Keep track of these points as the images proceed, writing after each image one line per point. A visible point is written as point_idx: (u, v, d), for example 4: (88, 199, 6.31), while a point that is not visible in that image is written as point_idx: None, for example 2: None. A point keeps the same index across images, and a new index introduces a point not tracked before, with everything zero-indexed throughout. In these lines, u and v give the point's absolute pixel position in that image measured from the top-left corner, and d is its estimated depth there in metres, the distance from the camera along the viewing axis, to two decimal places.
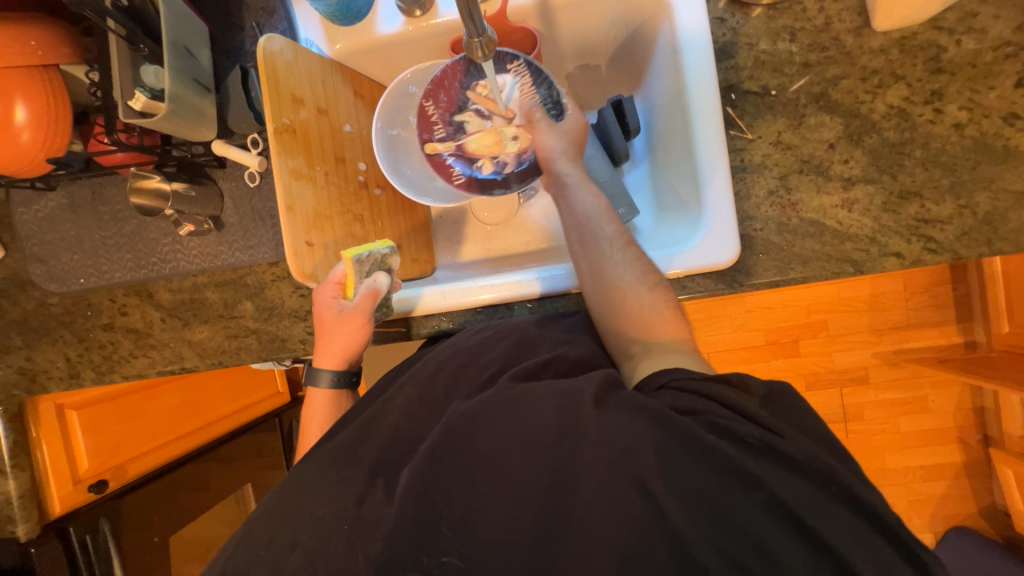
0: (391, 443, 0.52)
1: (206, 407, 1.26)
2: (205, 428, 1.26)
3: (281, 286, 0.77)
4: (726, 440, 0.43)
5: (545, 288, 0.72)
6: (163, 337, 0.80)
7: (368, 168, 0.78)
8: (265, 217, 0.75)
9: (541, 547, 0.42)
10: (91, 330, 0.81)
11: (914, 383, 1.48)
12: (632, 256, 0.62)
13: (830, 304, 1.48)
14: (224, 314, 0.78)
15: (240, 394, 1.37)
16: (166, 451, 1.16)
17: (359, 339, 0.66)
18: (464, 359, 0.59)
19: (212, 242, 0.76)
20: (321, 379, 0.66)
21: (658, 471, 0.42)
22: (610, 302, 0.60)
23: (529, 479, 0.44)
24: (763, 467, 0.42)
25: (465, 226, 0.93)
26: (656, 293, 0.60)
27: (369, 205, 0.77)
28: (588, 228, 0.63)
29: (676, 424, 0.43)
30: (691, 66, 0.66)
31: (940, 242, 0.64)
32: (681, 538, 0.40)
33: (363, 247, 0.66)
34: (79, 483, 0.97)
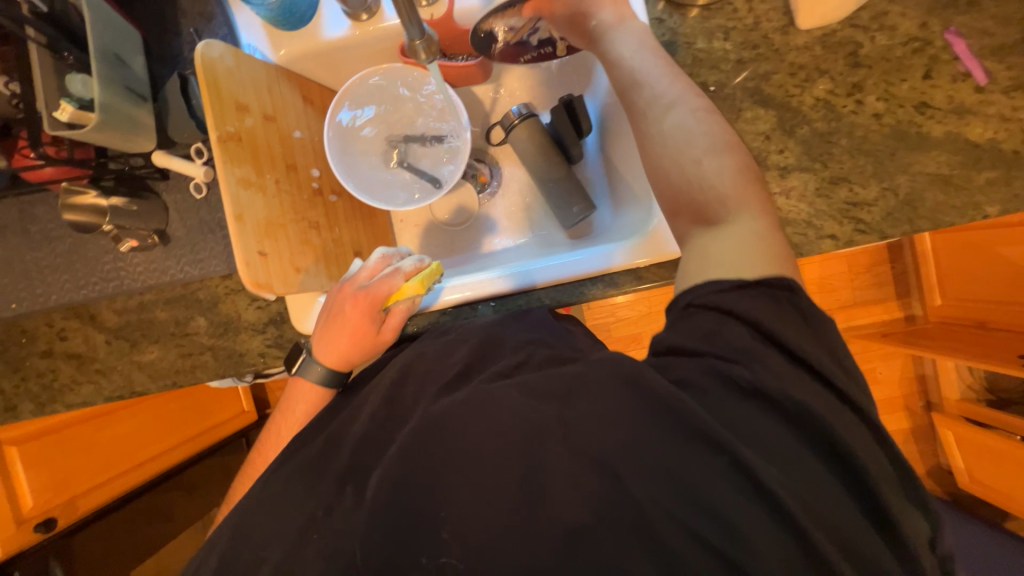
0: (357, 449, 0.52)
1: (167, 431, 1.19)
2: (167, 453, 1.19)
3: (236, 300, 0.74)
4: (711, 386, 0.42)
5: (509, 286, 0.74)
6: (109, 361, 0.76)
7: (322, 175, 0.76)
8: (215, 228, 0.72)
9: (498, 529, 0.42)
10: (27, 359, 0.76)
11: (862, 357, 1.59)
12: (695, 114, 0.53)
13: None
14: (176, 332, 0.75)
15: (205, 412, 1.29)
16: (118, 483, 1.08)
17: (374, 354, 0.66)
18: (429, 362, 0.59)
19: (158, 257, 0.72)
20: (310, 372, 0.64)
21: (618, 449, 0.42)
22: (671, 181, 0.53)
23: (489, 467, 0.44)
24: (750, 412, 0.41)
25: (425, 228, 0.92)
26: (722, 154, 0.51)
27: (325, 212, 0.75)
28: (635, 83, 0.58)
29: (647, 382, 0.43)
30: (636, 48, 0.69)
31: (869, 223, 0.69)
32: (639, 510, 0.40)
33: (431, 276, 0.65)
34: (24, 523, 0.91)
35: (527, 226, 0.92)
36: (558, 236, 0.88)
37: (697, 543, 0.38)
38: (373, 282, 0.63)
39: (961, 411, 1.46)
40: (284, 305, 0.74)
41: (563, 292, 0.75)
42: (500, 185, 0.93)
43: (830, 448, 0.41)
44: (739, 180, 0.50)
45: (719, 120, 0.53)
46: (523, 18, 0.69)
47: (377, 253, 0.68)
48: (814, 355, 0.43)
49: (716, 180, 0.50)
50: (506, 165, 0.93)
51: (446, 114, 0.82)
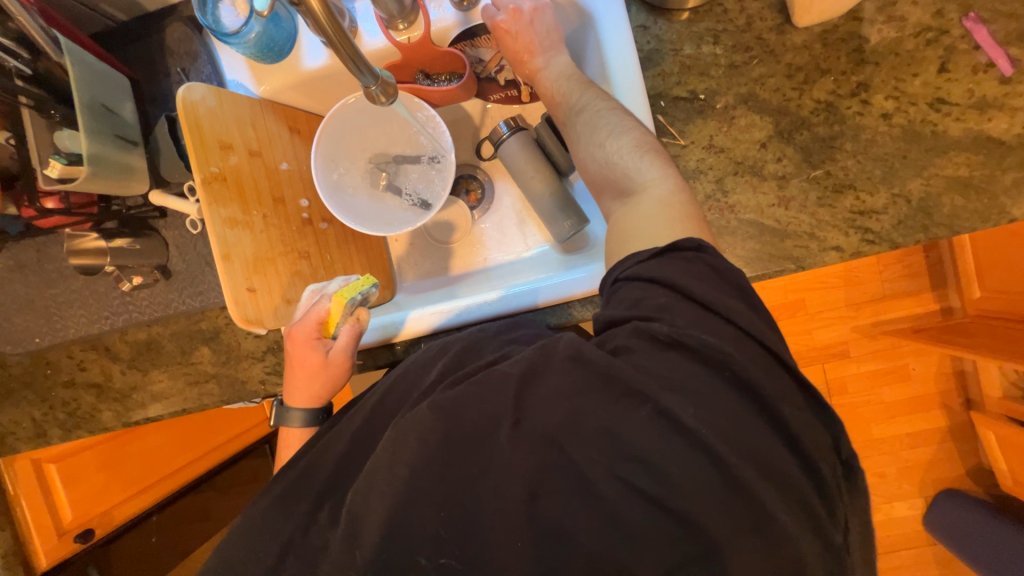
0: (334, 471, 0.54)
1: (192, 443, 1.22)
2: (192, 464, 1.23)
3: (235, 329, 0.77)
4: (637, 347, 0.44)
5: (503, 305, 0.74)
6: (126, 388, 0.80)
7: (311, 204, 0.77)
8: (211, 261, 0.74)
9: (472, 497, 0.43)
10: (53, 389, 0.81)
11: (894, 353, 1.50)
12: (598, 109, 0.62)
13: (806, 283, 1.50)
14: (183, 360, 0.79)
15: (223, 426, 1.29)
16: (149, 495, 1.16)
17: (343, 376, 0.68)
18: (407, 378, 0.58)
19: (162, 291, 0.75)
20: (292, 419, 0.68)
21: (563, 422, 0.43)
22: (589, 169, 0.62)
23: (444, 445, 0.45)
24: (680, 370, 0.43)
25: (421, 246, 0.93)
26: (620, 138, 0.59)
27: (316, 241, 0.77)
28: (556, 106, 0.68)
29: (594, 363, 0.44)
30: (607, 29, 0.67)
31: (878, 232, 0.65)
32: (581, 470, 0.41)
33: (353, 287, 0.67)
34: (65, 535, 1.00)
35: (520, 243, 0.91)
36: (551, 253, 0.86)
37: (659, 516, 0.40)
38: (305, 317, 0.66)
39: (1003, 411, 1.37)
40: (279, 334, 0.76)
41: (560, 314, 0.75)
42: (493, 200, 0.93)
43: (788, 479, 0.41)
44: (637, 153, 0.58)
45: (623, 111, 0.61)
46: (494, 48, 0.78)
47: (307, 289, 0.70)
48: (777, 389, 0.42)
49: (616, 155, 0.59)
50: (498, 180, 0.92)
51: (426, 132, 0.80)
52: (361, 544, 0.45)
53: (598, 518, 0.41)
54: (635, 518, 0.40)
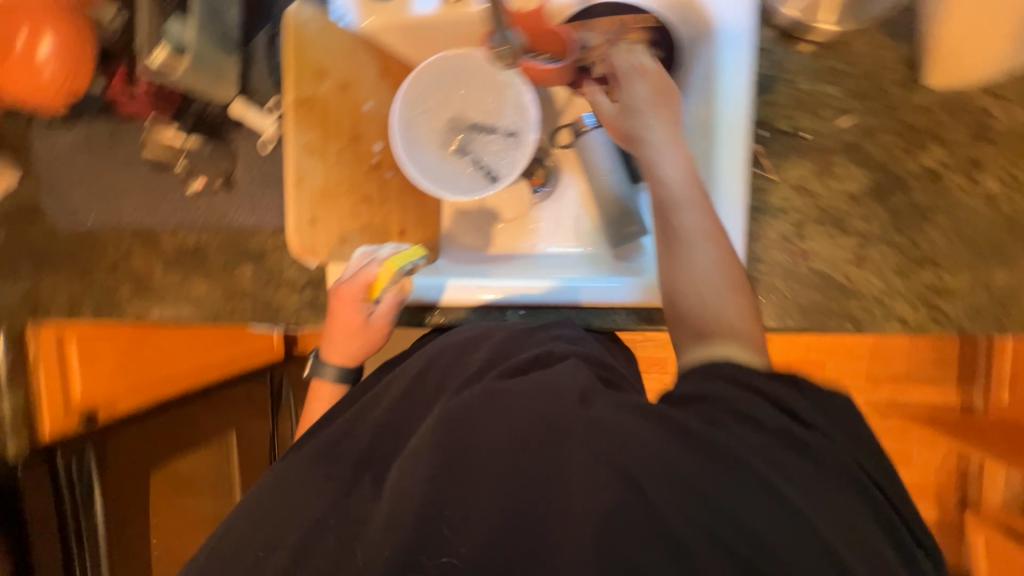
0: (373, 439, 0.52)
1: (208, 352, 1.23)
2: (205, 373, 1.24)
3: (282, 255, 0.77)
4: (705, 390, 0.41)
5: (548, 294, 0.73)
6: (163, 286, 0.81)
7: (383, 150, 0.77)
8: (274, 183, 0.75)
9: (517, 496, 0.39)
10: (94, 270, 0.83)
11: (900, 436, 1.47)
12: (714, 245, 0.52)
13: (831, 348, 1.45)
14: (224, 273, 0.79)
15: (237, 342, 1.31)
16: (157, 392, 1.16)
17: (379, 339, 0.71)
18: (454, 358, 0.57)
19: (220, 201, 0.77)
20: (325, 373, 0.72)
21: (640, 455, 0.37)
22: (682, 299, 0.51)
23: (500, 444, 0.42)
24: (774, 431, 0.37)
25: (474, 217, 0.92)
26: (732, 295, 0.49)
27: (379, 187, 0.76)
28: (661, 213, 0.55)
29: (669, 416, 0.39)
30: (727, 57, 0.64)
31: (948, 315, 0.63)
32: (660, 516, 0.36)
33: (405, 256, 0.68)
34: (70, 411, 1.01)
35: (573, 239, 0.90)
36: (602, 255, 0.85)
37: None
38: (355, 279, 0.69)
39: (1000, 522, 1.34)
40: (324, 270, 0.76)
41: (604, 317, 0.75)
42: (556, 188, 0.91)
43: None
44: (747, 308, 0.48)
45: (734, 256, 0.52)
46: None
47: (357, 249, 0.71)
48: None
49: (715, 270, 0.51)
50: (566, 170, 0.90)
51: (512, 102, 0.79)
52: (397, 530, 0.41)
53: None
54: None
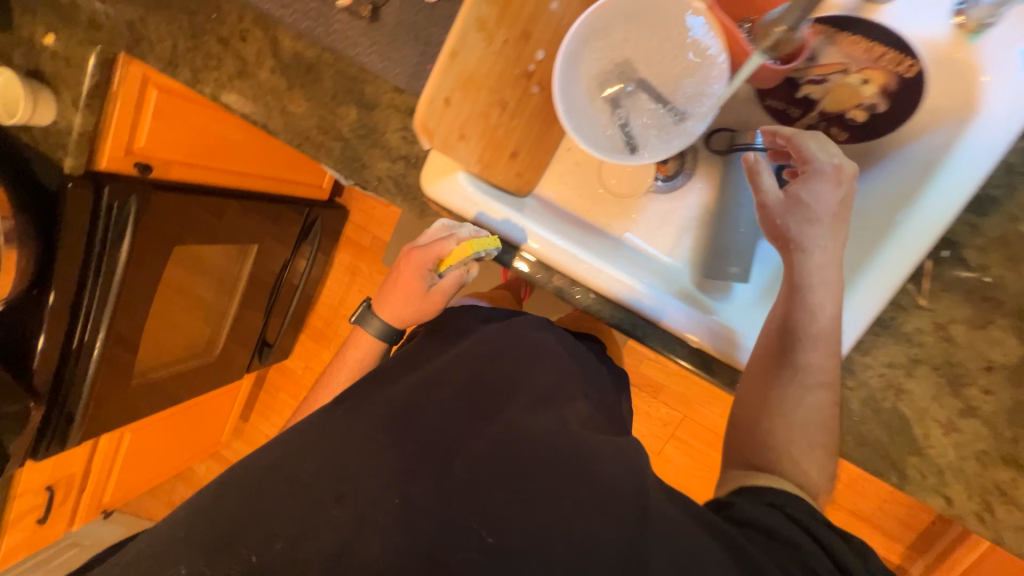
0: (440, 425, 0.65)
1: (253, 159, 1.32)
2: (241, 176, 1.32)
3: (391, 116, 0.71)
4: (739, 500, 0.59)
5: (631, 295, 0.74)
6: (264, 86, 0.76)
7: (543, 61, 0.67)
8: (419, 39, 0.68)
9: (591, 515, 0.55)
10: (206, 35, 0.78)
11: None
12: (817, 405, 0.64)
13: None
14: (327, 104, 0.74)
15: (276, 163, 1.41)
16: (202, 176, 1.21)
17: (432, 307, 0.85)
18: (514, 375, 0.73)
19: (357, 29, 0.69)
20: (373, 323, 0.87)
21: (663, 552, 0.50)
22: (773, 439, 0.63)
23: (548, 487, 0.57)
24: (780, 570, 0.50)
25: (582, 173, 0.86)
26: (815, 453, 0.63)
27: (518, 100, 0.68)
28: (788, 349, 0.64)
29: (691, 524, 0.54)
30: (966, 158, 0.62)
31: (995, 519, 0.65)
32: None
33: (480, 244, 0.70)
34: (131, 155, 1.01)
35: (666, 246, 0.84)
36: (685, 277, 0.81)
37: None
38: (430, 246, 0.77)
39: None
40: (425, 154, 0.71)
41: (667, 340, 0.77)
42: (679, 187, 0.83)
43: None
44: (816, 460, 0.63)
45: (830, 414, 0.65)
46: (833, 60, 0.69)
47: (440, 221, 0.79)
48: None
49: (808, 413, 0.64)
50: (699, 175, 0.81)
51: (701, 88, 0.70)
52: (494, 519, 0.55)
53: None
54: None
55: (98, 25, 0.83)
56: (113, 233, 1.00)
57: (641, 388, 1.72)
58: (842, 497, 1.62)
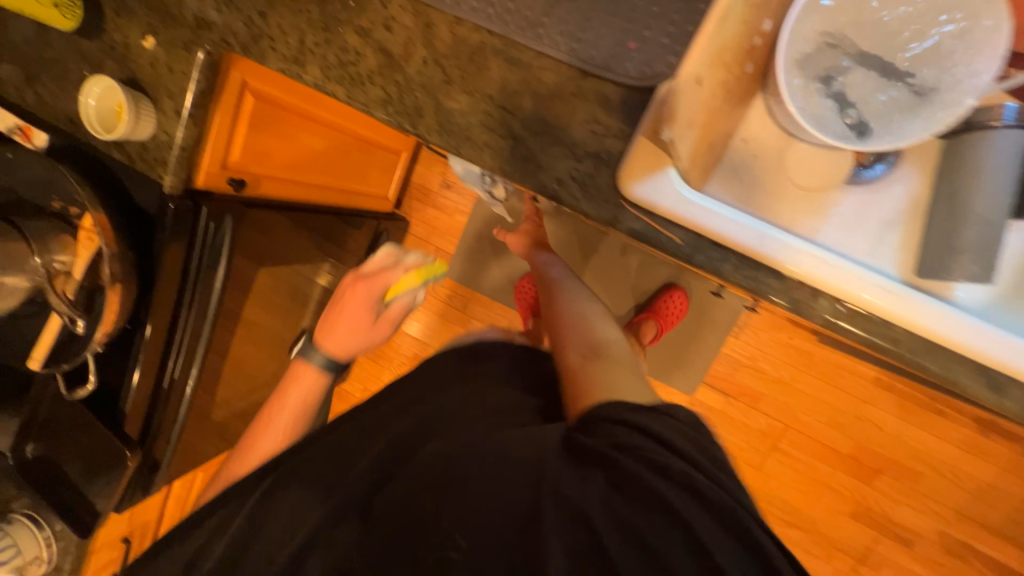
0: (391, 433, 0.82)
1: (330, 170, 1.24)
2: (316, 188, 1.24)
3: (577, 107, 0.61)
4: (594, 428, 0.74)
5: (878, 300, 0.56)
6: (414, 81, 0.66)
7: (764, 36, 0.58)
8: (618, 14, 0.58)
9: (475, 495, 0.64)
10: (342, 26, 0.67)
11: (943, 549, 1.53)
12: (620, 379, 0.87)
13: (891, 442, 1.52)
14: (492, 98, 0.63)
15: (346, 172, 1.32)
16: (284, 190, 1.12)
17: (371, 336, 1.03)
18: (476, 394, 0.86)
19: (540, 8, 0.60)
20: (313, 357, 0.97)
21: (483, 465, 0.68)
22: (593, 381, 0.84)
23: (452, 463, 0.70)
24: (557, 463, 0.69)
25: (762, 164, 0.73)
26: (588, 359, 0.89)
27: (737, 79, 0.58)
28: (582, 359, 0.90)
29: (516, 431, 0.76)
30: None
31: None
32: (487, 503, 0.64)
33: (427, 271, 1.05)
34: (226, 169, 0.92)
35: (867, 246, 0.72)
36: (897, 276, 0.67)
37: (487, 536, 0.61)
38: (378, 276, 1.02)
39: None
40: (622, 147, 0.60)
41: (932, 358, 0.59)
42: (879, 179, 0.72)
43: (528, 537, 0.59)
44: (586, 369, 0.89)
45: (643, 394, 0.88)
46: None
47: (385, 248, 1.10)
48: None
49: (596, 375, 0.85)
50: (902, 163, 0.72)
51: (944, 66, 0.61)
52: (412, 520, 0.65)
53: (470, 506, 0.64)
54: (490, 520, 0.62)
55: (207, 23, 0.73)
56: (208, 256, 0.88)
57: (737, 399, 1.60)
58: (966, 506, 1.50)
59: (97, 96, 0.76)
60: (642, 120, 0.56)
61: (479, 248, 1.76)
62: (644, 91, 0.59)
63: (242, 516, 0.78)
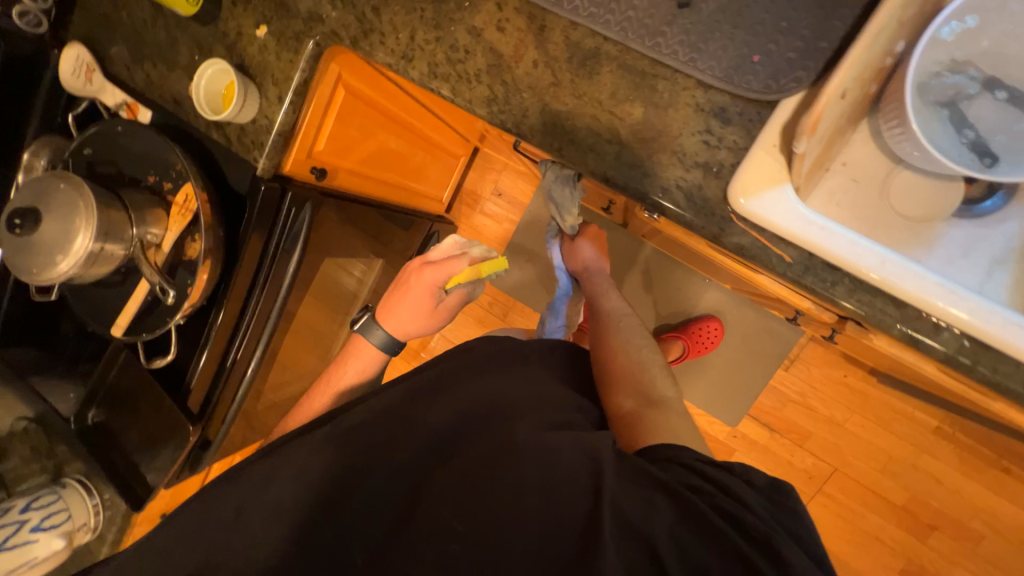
0: (415, 412, 0.73)
1: (395, 168, 1.26)
2: (383, 185, 1.25)
3: (690, 117, 0.60)
4: (666, 460, 0.68)
5: (1012, 343, 0.52)
6: (522, 82, 0.66)
7: (893, 58, 0.57)
8: (741, 27, 0.58)
9: (531, 510, 0.58)
10: (454, 25, 0.69)
11: None
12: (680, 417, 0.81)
13: (951, 499, 1.43)
14: (601, 103, 0.63)
15: (410, 170, 1.34)
16: (355, 184, 1.14)
17: (435, 320, 0.98)
18: (508, 380, 0.77)
19: (662, 15, 0.60)
20: (373, 334, 0.93)
21: (543, 472, 0.61)
22: (655, 424, 0.77)
23: (492, 463, 0.63)
24: (626, 488, 0.60)
25: (866, 191, 0.70)
26: (652, 398, 0.83)
27: (860, 98, 0.57)
28: (644, 391, 0.84)
29: (577, 447, 0.64)
30: None
31: None
32: (535, 515, 0.58)
33: (490, 268, 0.96)
34: (309, 159, 0.94)
35: (974, 280, 0.68)
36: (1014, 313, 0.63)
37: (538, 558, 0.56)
38: (444, 264, 0.95)
39: None
40: (734, 162, 0.59)
41: None
42: (993, 215, 0.69)
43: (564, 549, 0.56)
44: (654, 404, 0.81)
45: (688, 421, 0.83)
46: None
47: (453, 237, 1.02)
48: None
49: (660, 418, 0.79)
50: (1021, 203, 0.68)
51: None
52: (464, 511, 0.59)
53: (518, 518, 0.58)
54: (530, 531, 0.57)
55: (319, 16, 0.76)
56: (288, 238, 0.89)
57: (783, 434, 1.54)
58: None
59: (208, 78, 0.80)
60: (762, 134, 0.56)
61: (524, 257, 1.76)
62: (763, 106, 0.58)
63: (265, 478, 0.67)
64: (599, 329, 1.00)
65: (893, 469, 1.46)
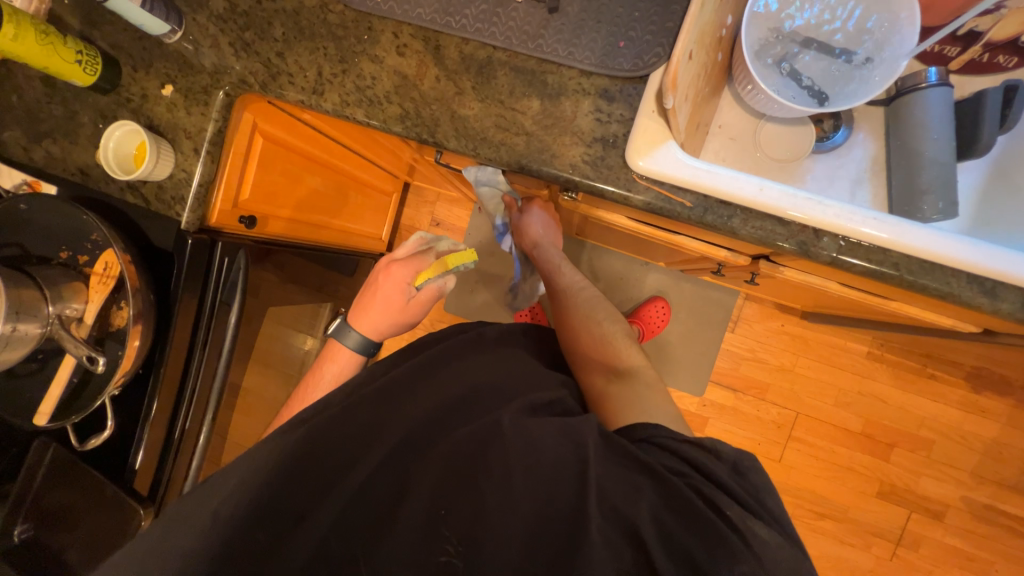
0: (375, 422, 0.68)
1: (326, 209, 1.28)
2: (317, 228, 1.26)
3: (580, 102, 0.69)
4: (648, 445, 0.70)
5: (876, 231, 0.62)
6: (429, 96, 0.73)
7: (726, 31, 0.71)
8: (603, 22, 0.68)
9: (518, 505, 0.59)
10: (357, 56, 0.75)
11: (969, 518, 1.55)
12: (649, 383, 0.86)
13: (897, 415, 1.57)
14: (502, 102, 0.71)
15: (343, 209, 1.36)
16: (287, 229, 1.14)
17: (407, 318, 0.99)
18: (477, 371, 0.76)
19: (538, 21, 0.70)
20: (348, 338, 0.94)
21: (527, 463, 0.61)
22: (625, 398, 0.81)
23: (470, 466, 0.61)
24: (608, 475, 0.62)
25: (742, 145, 0.81)
26: (620, 372, 0.86)
27: (709, 63, 0.68)
28: (611, 367, 0.88)
29: (568, 441, 0.63)
30: None
31: None
32: (525, 519, 0.58)
33: (457, 259, 0.97)
34: (236, 208, 0.95)
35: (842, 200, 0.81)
36: None
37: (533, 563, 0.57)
38: (412, 261, 1.01)
39: None
40: (625, 131, 0.68)
41: (939, 281, 0.64)
42: (841, 146, 0.82)
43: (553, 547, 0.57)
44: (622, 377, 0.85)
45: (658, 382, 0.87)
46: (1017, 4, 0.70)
47: (418, 233, 1.09)
48: None
49: (628, 390, 0.83)
50: (859, 130, 0.82)
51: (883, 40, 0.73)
52: (450, 516, 0.59)
53: (509, 520, 0.58)
54: (519, 530, 0.58)
55: (225, 68, 0.79)
56: (224, 290, 0.88)
57: (745, 392, 1.63)
58: (981, 468, 1.54)
59: (116, 140, 0.80)
60: (642, 104, 0.66)
61: (473, 277, 1.80)
62: (637, 81, 0.68)
63: (218, 505, 0.58)
64: (563, 309, 1.00)
65: (844, 401, 1.59)
